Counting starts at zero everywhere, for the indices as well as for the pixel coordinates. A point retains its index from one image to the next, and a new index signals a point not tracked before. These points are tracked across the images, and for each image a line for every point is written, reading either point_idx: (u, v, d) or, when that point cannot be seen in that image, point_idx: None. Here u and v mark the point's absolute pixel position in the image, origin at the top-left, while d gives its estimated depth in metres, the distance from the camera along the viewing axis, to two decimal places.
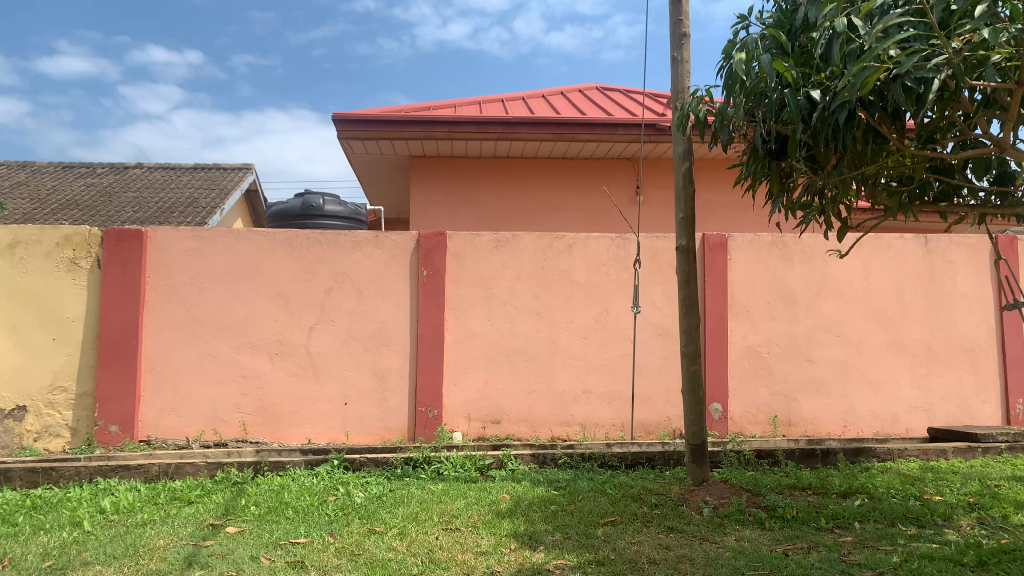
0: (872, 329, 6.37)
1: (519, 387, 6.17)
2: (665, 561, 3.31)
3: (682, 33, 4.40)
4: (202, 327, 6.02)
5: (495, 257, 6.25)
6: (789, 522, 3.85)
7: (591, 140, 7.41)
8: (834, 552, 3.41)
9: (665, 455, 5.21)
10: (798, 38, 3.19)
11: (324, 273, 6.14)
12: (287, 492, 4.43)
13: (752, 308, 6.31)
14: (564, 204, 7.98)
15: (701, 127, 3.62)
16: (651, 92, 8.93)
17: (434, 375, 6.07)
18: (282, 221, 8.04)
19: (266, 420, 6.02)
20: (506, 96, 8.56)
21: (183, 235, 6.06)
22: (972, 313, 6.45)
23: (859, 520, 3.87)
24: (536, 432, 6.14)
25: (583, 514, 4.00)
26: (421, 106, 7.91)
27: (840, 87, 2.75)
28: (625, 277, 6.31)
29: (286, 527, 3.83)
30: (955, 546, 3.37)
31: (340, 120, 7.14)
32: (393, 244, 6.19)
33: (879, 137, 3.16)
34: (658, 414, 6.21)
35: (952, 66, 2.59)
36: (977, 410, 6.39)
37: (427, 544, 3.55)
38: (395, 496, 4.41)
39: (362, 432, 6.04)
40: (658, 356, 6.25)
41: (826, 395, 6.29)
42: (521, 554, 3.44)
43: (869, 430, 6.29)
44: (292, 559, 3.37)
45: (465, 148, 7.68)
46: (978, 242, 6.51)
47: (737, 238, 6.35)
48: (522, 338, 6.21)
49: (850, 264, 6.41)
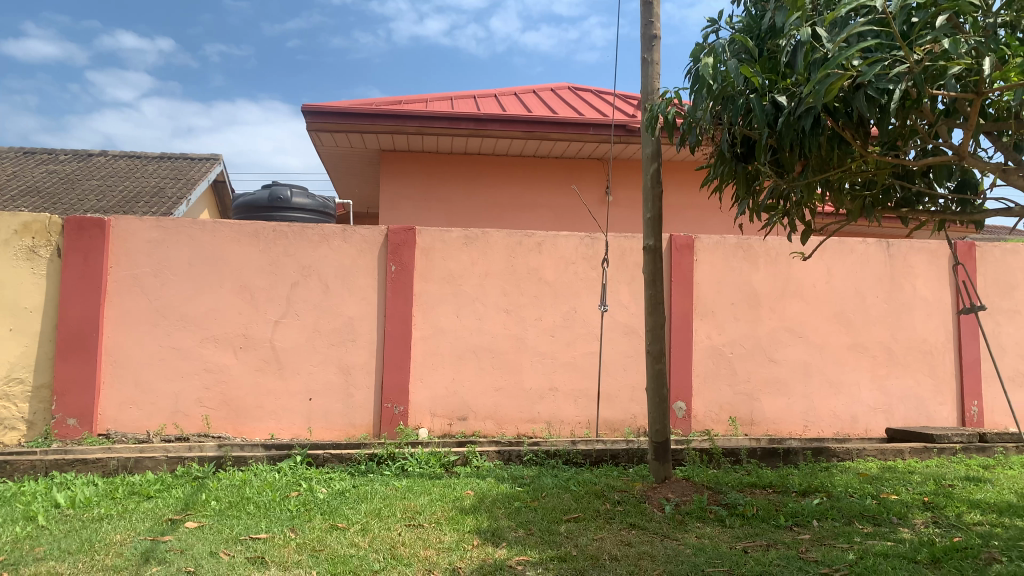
0: (834, 332, 6.48)
1: (486, 384, 6.17)
2: (626, 558, 3.33)
3: (652, 35, 4.43)
4: (165, 319, 5.93)
5: (465, 254, 6.24)
6: (750, 519, 3.90)
7: (562, 138, 7.43)
8: (792, 549, 3.46)
9: (630, 452, 5.24)
10: (765, 44, 3.24)
11: (290, 267, 6.08)
12: (249, 487, 4.39)
13: (717, 308, 6.38)
14: (534, 202, 7.99)
15: (668, 129, 3.63)
16: (623, 93, 9.00)
17: (400, 372, 6.05)
18: (248, 214, 7.94)
19: (229, 415, 5.95)
20: (478, 93, 8.54)
21: (148, 225, 5.95)
22: (930, 316, 6.59)
23: (817, 518, 3.93)
24: (502, 430, 6.15)
25: (546, 511, 4.01)
26: (392, 100, 7.86)
27: (806, 94, 2.80)
28: (593, 276, 6.35)
29: (246, 522, 3.79)
30: (909, 544, 3.44)
31: (310, 112, 7.05)
32: (361, 238, 6.16)
33: (844, 143, 3.23)
34: (623, 412, 6.27)
35: (913, 75, 2.66)
36: (934, 411, 6.53)
37: (389, 540, 3.54)
38: (358, 492, 4.39)
39: (326, 427, 6.00)
40: (624, 355, 6.30)
41: (787, 395, 6.38)
42: (483, 550, 3.43)
43: (829, 430, 6.39)
44: (251, 555, 3.34)
45: (435, 144, 7.66)
46: (938, 247, 6.65)
47: (703, 239, 6.41)
48: (490, 335, 6.21)
49: (814, 267, 6.51)
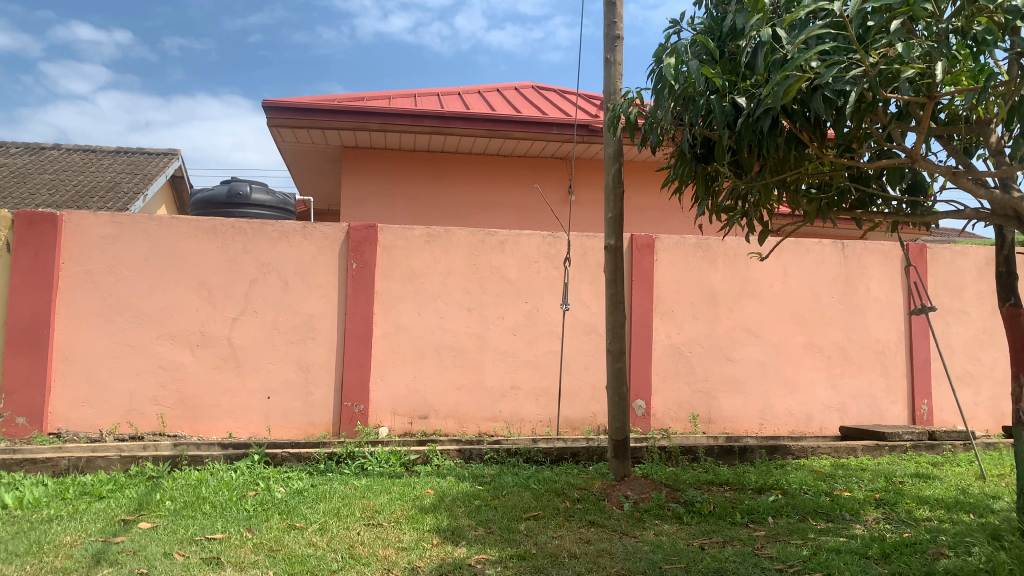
0: (791, 332, 6.59)
1: (447, 382, 6.15)
2: (585, 556, 3.34)
3: (615, 35, 4.46)
4: (119, 316, 5.81)
5: (427, 252, 6.22)
6: (707, 516, 3.95)
7: (525, 137, 7.44)
8: (747, 546, 3.51)
9: (590, 451, 5.28)
10: (726, 45, 3.28)
11: (249, 264, 5.99)
12: (205, 487, 4.32)
13: (677, 307, 6.44)
14: (497, 200, 7.99)
15: (630, 129, 3.66)
16: (585, 93, 9.05)
17: (360, 370, 6.01)
18: (206, 209, 7.82)
19: (185, 413, 5.85)
20: (441, 90, 8.51)
21: (101, 220, 5.82)
22: (883, 317, 6.74)
23: (772, 514, 3.99)
24: (463, 428, 6.14)
25: (506, 509, 4.02)
26: (354, 96, 7.80)
27: (765, 95, 2.85)
28: (555, 275, 6.37)
29: (202, 523, 3.73)
30: (861, 540, 3.52)
31: (270, 107, 6.96)
32: (322, 235, 6.09)
33: (801, 145, 3.29)
34: (584, 410, 6.31)
35: (868, 78, 2.72)
36: (886, 410, 6.68)
37: (348, 539, 3.51)
38: (317, 491, 4.35)
39: (285, 426, 5.93)
40: (585, 353, 6.34)
41: (744, 394, 6.48)
42: (443, 549, 3.42)
43: (785, 428, 6.51)
44: (206, 556, 3.28)
45: (398, 141, 7.62)
46: (891, 249, 6.80)
47: (664, 240, 6.47)
48: (451, 333, 6.20)
49: (772, 268, 6.62)
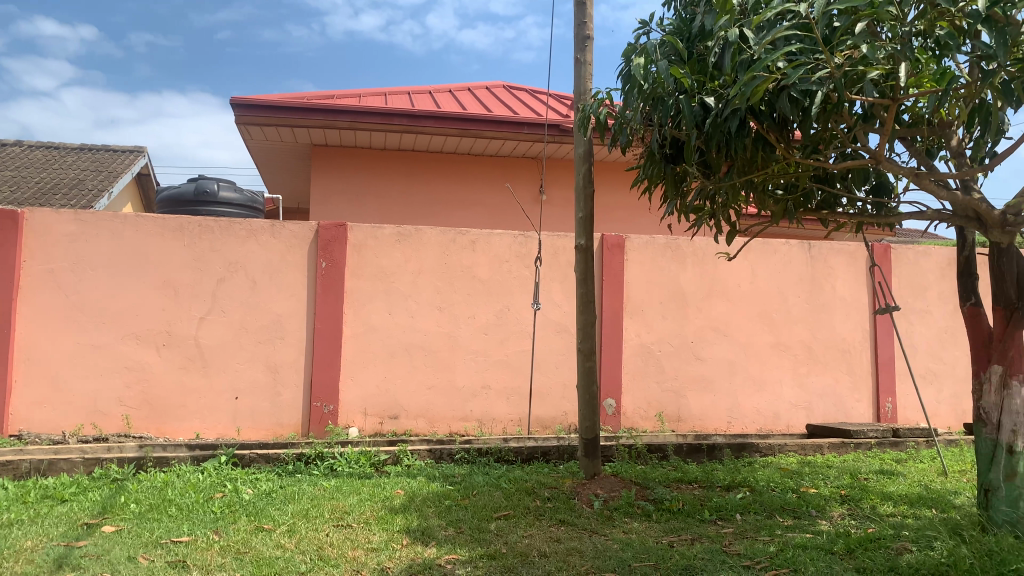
0: (759, 331, 6.66)
1: (418, 382, 6.13)
2: (555, 554, 3.35)
3: (585, 35, 4.47)
4: (83, 316, 5.70)
5: (398, 251, 6.19)
6: (675, 514, 3.99)
7: (496, 137, 7.43)
8: (716, 543, 3.55)
9: (560, 450, 5.30)
10: (695, 46, 3.30)
11: (216, 263, 5.92)
12: (171, 489, 4.26)
13: (647, 307, 6.49)
14: (469, 199, 7.98)
15: (600, 129, 3.68)
16: (556, 93, 9.07)
17: (330, 370, 5.96)
18: (173, 207, 7.71)
19: (151, 414, 5.76)
20: (412, 89, 8.48)
21: (64, 218, 5.71)
22: (848, 316, 6.84)
23: (739, 512, 4.03)
24: (434, 428, 6.12)
25: (477, 509, 4.02)
26: (324, 94, 7.74)
27: (733, 95, 2.88)
28: (526, 274, 6.38)
29: (167, 526, 3.67)
30: (826, 536, 3.57)
31: (238, 104, 6.88)
32: (291, 234, 6.04)
33: (768, 145, 3.33)
34: (555, 409, 6.32)
35: (834, 79, 2.76)
36: (851, 407, 6.78)
37: (317, 541, 3.48)
38: (285, 492, 4.31)
39: (253, 427, 5.87)
40: (556, 352, 6.36)
41: (713, 392, 6.54)
42: (413, 550, 3.41)
43: (752, 426, 6.58)
44: (172, 559, 3.24)
45: (369, 140, 7.57)
46: (856, 249, 6.91)
47: (634, 239, 6.51)
48: (422, 333, 6.18)
49: (740, 267, 6.69)
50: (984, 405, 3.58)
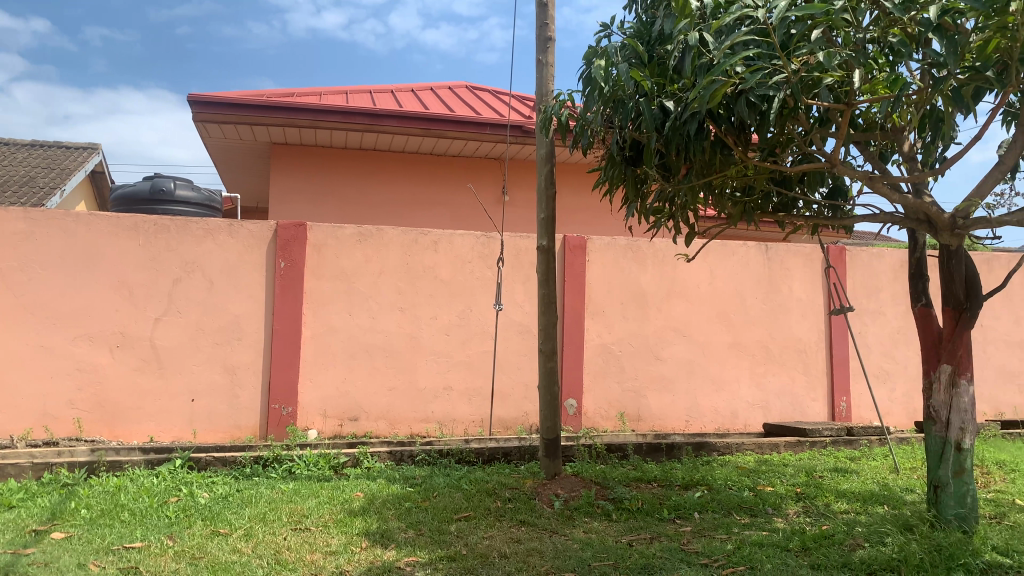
0: (717, 331, 6.75)
1: (378, 383, 6.09)
2: (515, 555, 3.36)
3: (547, 37, 4.49)
4: (33, 317, 5.55)
5: (358, 251, 6.14)
6: (635, 513, 4.02)
7: (458, 137, 7.42)
8: (674, 541, 3.58)
9: (521, 450, 5.31)
10: (655, 49, 3.33)
11: (172, 262, 5.81)
12: (124, 494, 4.17)
13: (607, 307, 6.52)
14: (431, 199, 7.95)
15: (562, 131, 3.69)
16: (519, 94, 9.08)
17: (288, 371, 5.89)
18: (128, 206, 7.55)
19: (104, 417, 5.63)
20: (374, 88, 8.42)
21: (13, 216, 5.55)
22: (805, 317, 6.96)
23: (698, 510, 4.08)
24: (395, 430, 6.08)
25: (437, 510, 4.00)
26: (284, 92, 7.64)
27: (692, 98, 2.91)
28: (489, 275, 6.38)
29: (120, 531, 3.59)
30: (782, 533, 3.63)
31: (195, 102, 6.76)
32: (249, 233, 5.96)
33: (726, 149, 3.38)
34: (516, 410, 6.33)
35: (790, 84, 2.81)
36: (807, 406, 6.90)
37: (274, 545, 3.44)
38: (242, 496, 4.24)
39: (210, 429, 5.77)
40: (517, 353, 6.37)
41: (672, 392, 6.60)
42: (372, 552, 3.39)
43: (711, 426, 6.66)
44: (124, 565, 3.17)
45: (329, 138, 7.49)
46: (812, 251, 7.03)
47: (596, 241, 6.54)
48: (383, 333, 6.13)
49: (699, 268, 6.76)
50: (934, 403, 3.65)
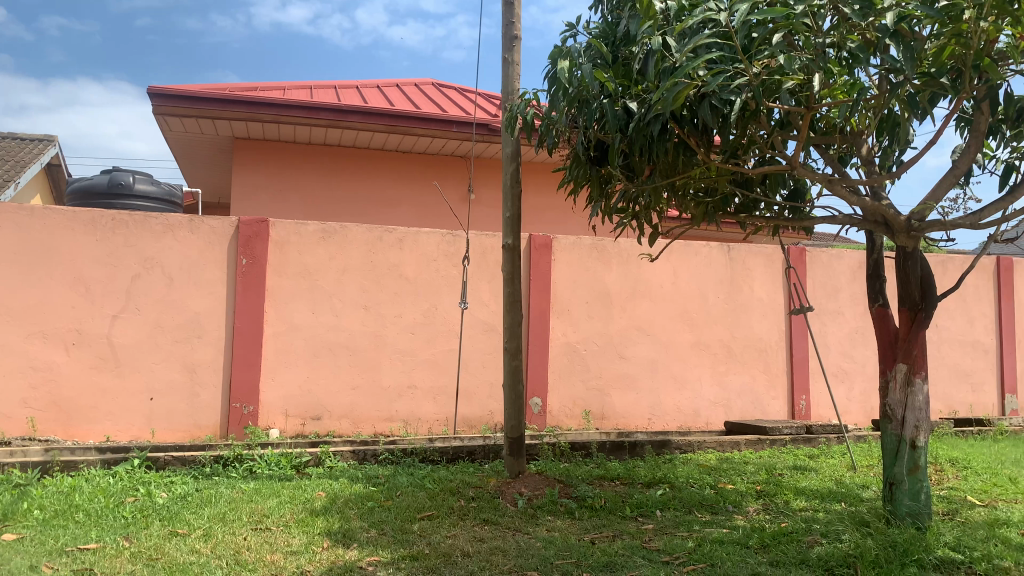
0: (680, 331, 6.82)
1: (342, 382, 6.04)
2: (478, 553, 3.35)
3: (513, 35, 4.49)
4: None
5: (322, 248, 6.08)
6: (597, 511, 4.04)
7: (424, 134, 7.38)
8: (636, 539, 3.61)
9: (485, 449, 5.32)
10: (619, 50, 3.35)
11: (130, 258, 5.69)
12: (79, 494, 4.08)
13: (572, 306, 6.55)
14: (396, 197, 7.91)
15: (527, 130, 3.70)
16: (485, 92, 9.07)
17: (250, 370, 5.82)
18: (85, 200, 7.39)
19: (59, 416, 5.50)
20: (339, 84, 8.35)
21: None
22: (765, 317, 7.06)
23: (660, 508, 4.12)
24: (358, 429, 6.04)
25: (400, 509, 3.98)
26: (247, 86, 7.54)
27: (655, 100, 2.94)
28: (454, 273, 6.36)
29: (74, 533, 3.51)
30: (742, 530, 3.68)
31: (155, 94, 6.63)
32: (210, 230, 5.86)
33: (688, 150, 3.41)
34: (481, 408, 6.33)
35: (752, 87, 2.85)
36: (768, 405, 7.00)
37: (233, 545, 3.39)
38: (202, 495, 4.18)
39: (169, 428, 5.68)
40: (482, 352, 6.37)
41: (636, 390, 6.65)
42: (334, 552, 3.36)
43: (674, 424, 6.72)
44: (78, 567, 3.10)
45: (293, 134, 7.41)
46: (773, 252, 7.14)
47: (561, 240, 6.56)
48: (347, 332, 6.08)
49: (663, 268, 6.82)
50: (890, 402, 3.73)
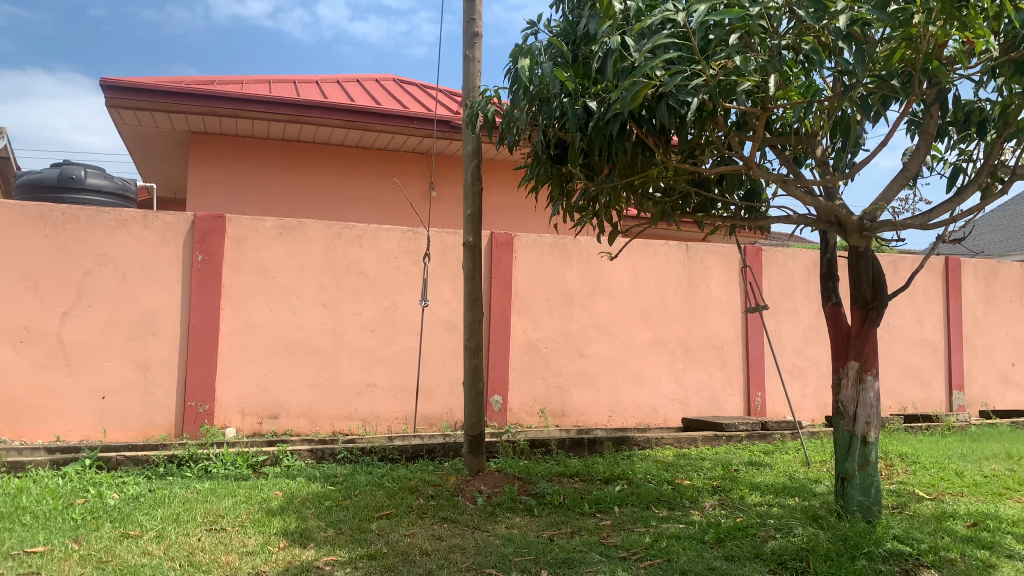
0: (640, 328, 6.88)
1: (300, 380, 5.98)
2: (436, 552, 3.34)
3: (474, 32, 4.49)
4: None
5: (280, 245, 6.00)
6: (556, 508, 4.06)
7: (385, 130, 7.33)
8: (594, 535, 3.63)
9: (445, 447, 5.31)
10: (579, 49, 3.36)
11: (81, 254, 5.56)
12: (26, 496, 3.97)
13: (533, 304, 6.56)
14: (356, 193, 7.84)
15: (488, 128, 3.70)
16: (446, 89, 9.04)
17: (206, 368, 5.72)
18: (34, 194, 7.20)
19: (5, 416, 5.35)
20: (298, 78, 8.25)
21: None
22: (722, 315, 7.16)
23: (618, 504, 4.15)
24: (316, 427, 5.98)
25: (358, 508, 3.95)
26: (204, 79, 7.41)
27: (614, 99, 2.95)
28: (415, 270, 6.34)
29: (21, 535, 3.41)
30: (698, 526, 3.72)
31: (109, 86, 6.48)
32: (165, 225, 5.75)
33: (647, 150, 3.44)
34: (441, 406, 6.32)
35: (709, 87, 2.89)
36: (724, 402, 7.11)
37: (187, 546, 3.33)
38: (155, 496, 4.10)
39: (121, 428, 5.56)
40: (442, 349, 6.35)
41: (595, 388, 6.70)
42: (290, 552, 3.32)
43: (632, 421, 6.78)
44: (24, 571, 3.01)
45: (251, 129, 7.31)
46: (730, 251, 7.24)
47: (522, 238, 6.58)
48: (305, 330, 6.02)
49: (622, 266, 6.87)
50: (841, 398, 3.81)
